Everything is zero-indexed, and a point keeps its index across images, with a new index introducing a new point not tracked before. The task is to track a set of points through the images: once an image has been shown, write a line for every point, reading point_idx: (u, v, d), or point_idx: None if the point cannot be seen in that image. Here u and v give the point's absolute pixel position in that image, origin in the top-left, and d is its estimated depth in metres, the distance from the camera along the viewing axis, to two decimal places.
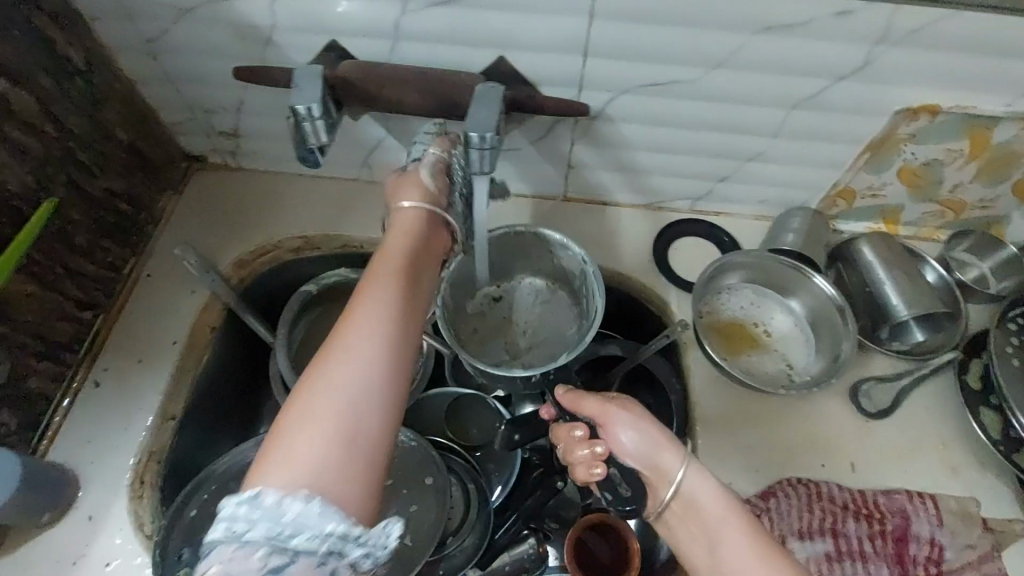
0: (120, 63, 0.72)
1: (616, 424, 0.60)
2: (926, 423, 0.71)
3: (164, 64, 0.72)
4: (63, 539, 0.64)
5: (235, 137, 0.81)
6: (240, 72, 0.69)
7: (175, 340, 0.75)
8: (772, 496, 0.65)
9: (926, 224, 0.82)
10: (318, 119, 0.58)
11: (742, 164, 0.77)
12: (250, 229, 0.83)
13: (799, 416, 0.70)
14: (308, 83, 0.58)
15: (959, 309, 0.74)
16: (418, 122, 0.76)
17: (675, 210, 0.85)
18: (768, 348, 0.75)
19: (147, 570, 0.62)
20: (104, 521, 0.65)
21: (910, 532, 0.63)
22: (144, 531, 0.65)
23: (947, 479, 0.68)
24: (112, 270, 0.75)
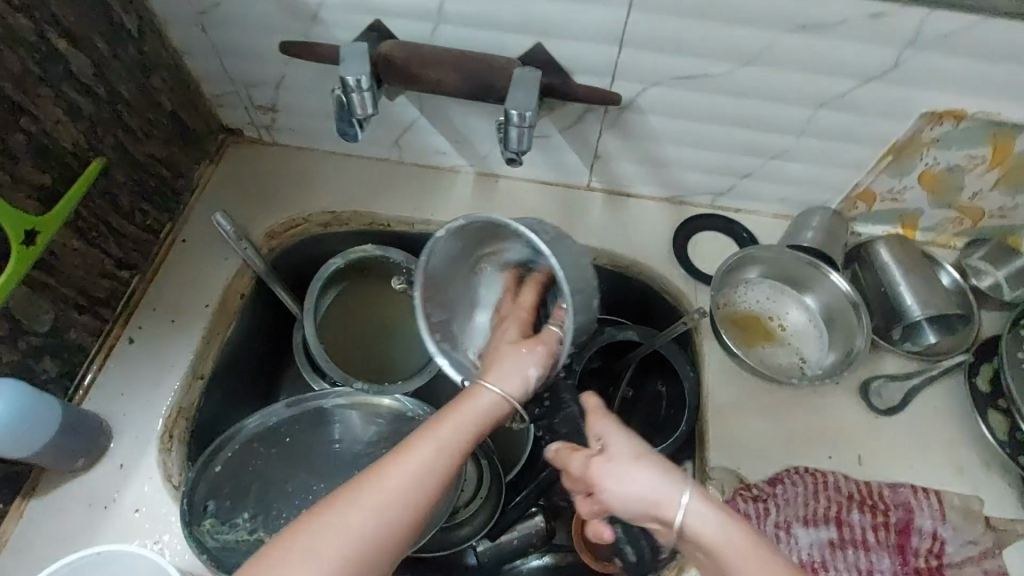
0: (169, 33, 0.75)
1: (604, 480, 0.52)
2: (935, 423, 0.72)
3: (211, 37, 0.75)
4: (96, 485, 0.67)
5: (273, 112, 0.84)
6: (285, 47, 0.72)
7: (207, 303, 0.77)
8: (779, 483, 0.67)
9: (943, 231, 0.83)
10: (366, 91, 0.60)
11: (766, 162, 0.78)
12: (282, 202, 0.85)
13: (810, 410, 0.72)
14: (357, 60, 0.60)
15: (973, 313, 0.75)
16: (452, 104, 0.78)
17: (696, 205, 0.87)
18: (782, 342, 0.77)
19: (173, 519, 0.65)
20: (134, 471, 0.67)
21: (913, 525, 0.65)
22: (172, 482, 0.68)
23: (953, 478, 0.69)
24: (149, 233, 0.78)
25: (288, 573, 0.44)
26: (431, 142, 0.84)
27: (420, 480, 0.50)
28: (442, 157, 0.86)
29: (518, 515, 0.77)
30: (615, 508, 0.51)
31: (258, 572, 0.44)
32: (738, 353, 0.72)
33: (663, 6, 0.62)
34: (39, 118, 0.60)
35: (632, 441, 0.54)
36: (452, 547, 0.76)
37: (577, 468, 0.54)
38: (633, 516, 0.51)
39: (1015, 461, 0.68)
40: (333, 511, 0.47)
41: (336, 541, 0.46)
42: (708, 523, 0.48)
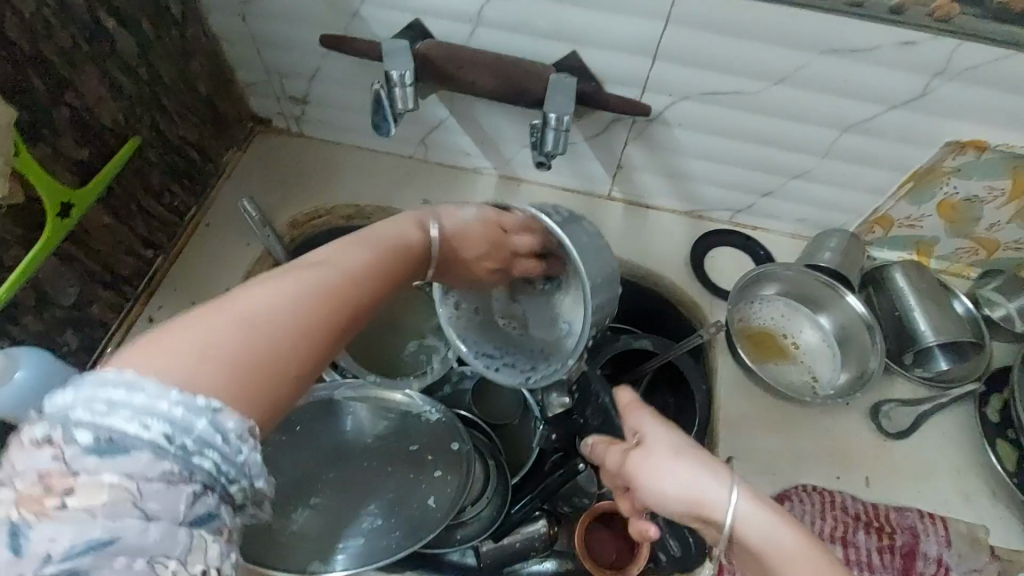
0: (210, 20, 0.76)
1: (643, 477, 0.51)
2: (943, 449, 0.73)
3: (251, 26, 0.76)
4: None
5: (304, 104, 0.85)
6: (326, 39, 0.73)
7: (228, 287, 0.78)
8: (787, 500, 0.67)
9: (957, 260, 0.84)
10: (408, 86, 0.63)
11: (786, 181, 0.79)
12: (305, 193, 0.86)
13: (819, 428, 0.73)
14: (401, 59, 0.63)
15: (986, 341, 0.75)
16: (482, 105, 0.79)
17: (714, 220, 0.88)
18: (795, 359, 0.78)
19: None
20: None
21: (919, 549, 0.65)
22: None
23: (958, 505, 0.70)
24: (175, 214, 0.79)
25: (228, 345, 0.36)
26: (457, 142, 0.85)
27: (382, 251, 0.49)
28: (466, 158, 0.87)
29: (521, 517, 0.77)
30: (653, 505, 0.51)
31: (147, 360, 0.34)
32: (751, 368, 0.73)
33: (700, 21, 0.64)
34: (82, 93, 0.61)
35: (673, 435, 0.52)
36: (456, 545, 0.76)
37: (619, 462, 0.54)
38: (671, 515, 0.50)
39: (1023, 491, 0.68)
40: (335, 251, 0.46)
41: (345, 276, 0.44)
42: (761, 529, 0.46)
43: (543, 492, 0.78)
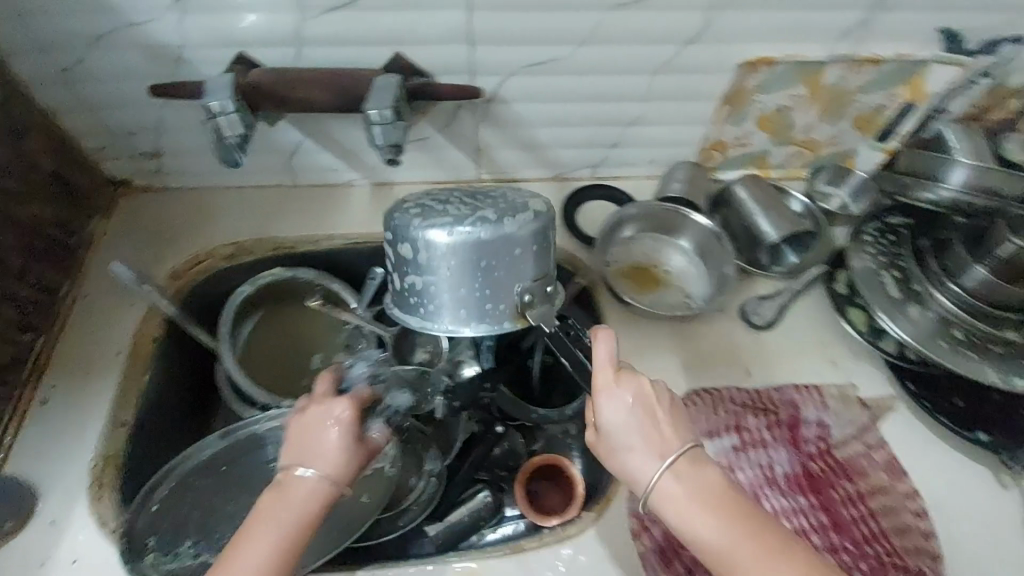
0: (37, 95, 0.77)
1: (616, 458, 0.55)
2: (807, 328, 0.83)
3: (81, 91, 0.76)
4: (27, 545, 0.66)
5: (157, 156, 0.86)
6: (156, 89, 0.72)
7: (119, 350, 0.78)
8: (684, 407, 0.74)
9: (792, 166, 0.94)
10: (232, 114, 0.66)
11: (626, 130, 0.87)
12: (181, 242, 0.86)
13: (701, 338, 0.81)
14: (222, 92, 0.66)
15: (820, 227, 0.87)
16: (332, 120, 0.83)
17: (579, 180, 0.95)
18: (669, 284, 0.85)
19: (113, 559, 0.66)
20: (67, 523, 0.67)
21: (801, 418, 0.74)
22: (108, 527, 0.68)
23: (831, 372, 0.79)
24: (47, 293, 0.78)
25: None
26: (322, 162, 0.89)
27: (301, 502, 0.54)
28: (334, 175, 0.90)
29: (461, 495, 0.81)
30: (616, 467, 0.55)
31: None
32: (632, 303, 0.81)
33: (505, 4, 0.70)
34: None
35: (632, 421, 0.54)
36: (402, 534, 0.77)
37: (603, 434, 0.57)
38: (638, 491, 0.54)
39: (876, 346, 0.79)
40: None
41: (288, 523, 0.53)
42: (696, 511, 0.50)
43: (475, 460, 0.84)
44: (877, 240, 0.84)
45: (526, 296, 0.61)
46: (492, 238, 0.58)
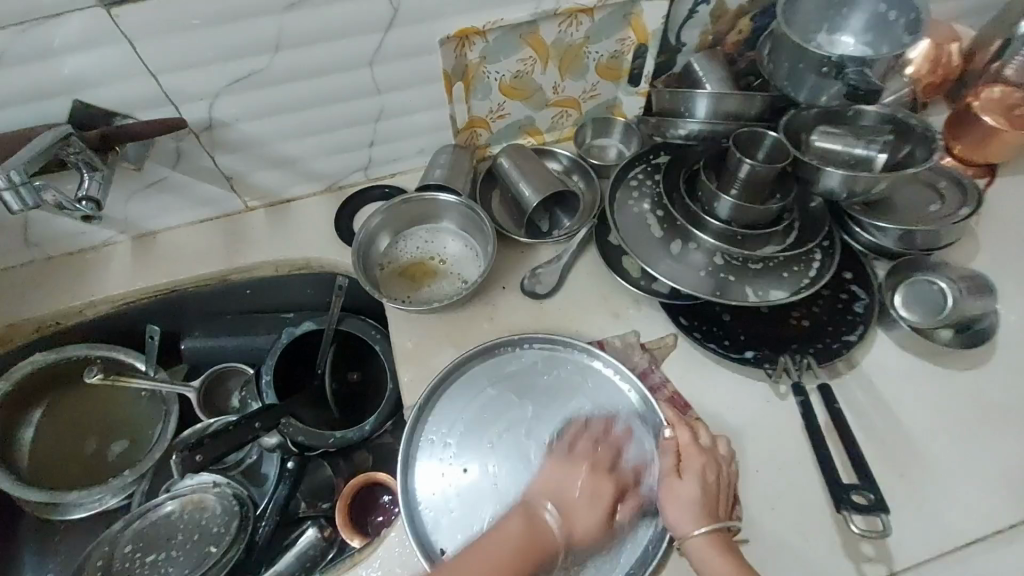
0: (46, 100, 0.65)
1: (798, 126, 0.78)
2: (925, 407, 0.69)
3: (126, 111, 0.69)
4: (169, 515, 0.75)
5: (230, 179, 0.81)
6: (126, 132, 0.67)
7: (207, 344, 0.88)
8: (754, 523, 0.63)
9: (939, 212, 0.75)
10: (20, 183, 0.56)
11: (738, 165, 0.72)
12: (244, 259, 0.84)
13: (787, 415, 0.69)
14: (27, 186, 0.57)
15: (931, 267, 0.75)
16: (426, 198, 0.79)
17: (673, 191, 0.78)
18: (760, 328, 0.73)
19: (196, 539, 0.73)
20: (185, 503, 0.76)
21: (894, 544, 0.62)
22: (200, 511, 0.75)
23: (951, 464, 0.66)
24: (148, 309, 0.85)
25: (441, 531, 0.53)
26: (382, 169, 0.88)
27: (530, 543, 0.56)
28: (391, 180, 0.89)
29: None
30: (794, 124, 0.78)
31: None
32: (705, 346, 0.71)
33: None
34: None
35: (813, 118, 0.78)
36: None
37: (697, 489, 0.59)
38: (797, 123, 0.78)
39: (982, 430, 0.68)
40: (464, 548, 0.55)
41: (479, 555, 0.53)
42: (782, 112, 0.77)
43: None
44: (980, 321, 0.73)
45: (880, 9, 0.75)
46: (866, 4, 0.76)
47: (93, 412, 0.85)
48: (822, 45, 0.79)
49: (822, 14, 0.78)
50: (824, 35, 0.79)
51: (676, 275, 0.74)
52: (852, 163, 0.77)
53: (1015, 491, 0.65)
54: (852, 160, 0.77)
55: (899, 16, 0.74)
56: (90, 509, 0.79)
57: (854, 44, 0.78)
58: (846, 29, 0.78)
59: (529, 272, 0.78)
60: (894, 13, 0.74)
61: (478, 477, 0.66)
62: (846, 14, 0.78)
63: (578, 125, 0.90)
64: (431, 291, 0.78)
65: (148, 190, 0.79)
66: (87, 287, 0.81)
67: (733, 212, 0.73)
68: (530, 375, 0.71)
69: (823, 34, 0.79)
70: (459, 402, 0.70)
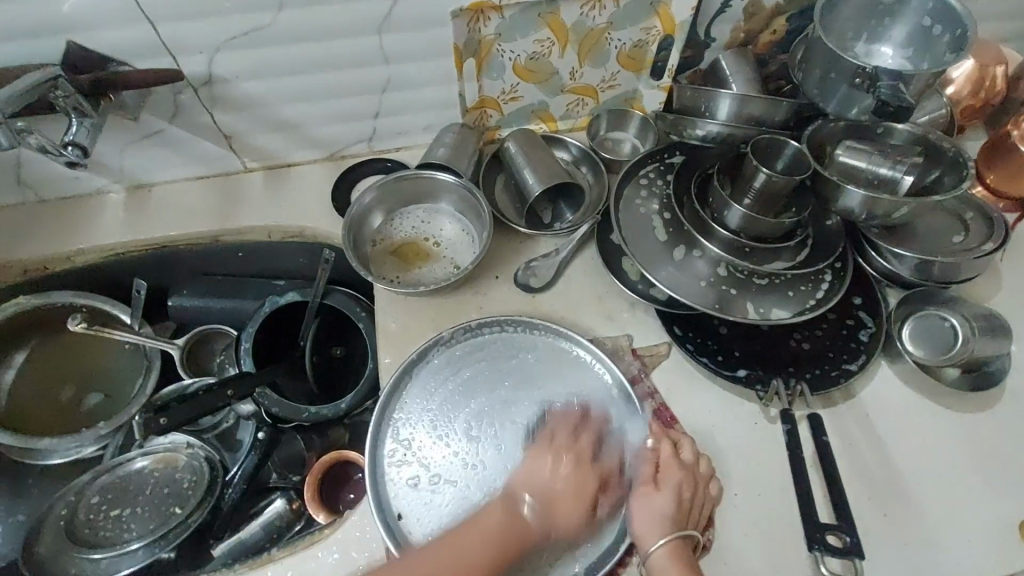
0: (41, 37, 0.63)
1: (822, 138, 0.73)
2: (919, 445, 0.66)
3: (123, 57, 0.67)
4: (138, 472, 0.75)
5: (228, 137, 0.79)
6: (120, 79, 0.65)
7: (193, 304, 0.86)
8: (725, 549, 0.60)
9: (960, 243, 0.71)
10: None
11: (753, 174, 0.68)
12: (237, 221, 0.82)
13: (773, 440, 0.66)
14: None
15: (945, 301, 0.71)
16: (426, 175, 0.76)
17: (682, 195, 0.74)
18: (757, 346, 0.70)
19: (162, 498, 0.72)
20: (155, 461, 0.76)
21: None
22: (169, 471, 0.75)
23: (939, 508, 0.63)
24: (137, 262, 0.84)
25: None
26: (386, 142, 0.85)
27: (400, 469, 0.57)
28: (394, 154, 0.86)
29: None
30: (819, 136, 0.73)
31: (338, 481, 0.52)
32: (697, 359, 0.68)
33: None
34: None
35: (838, 131, 0.74)
36: None
37: (670, 505, 0.57)
38: (823, 136, 0.73)
39: (977, 476, 0.65)
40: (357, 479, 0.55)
41: None
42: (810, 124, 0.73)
43: None
44: (988, 363, 0.69)
45: (925, 21, 0.70)
46: (911, 15, 0.71)
47: (76, 361, 0.85)
48: (858, 54, 0.75)
49: (863, 21, 0.74)
50: (862, 43, 0.75)
51: (675, 282, 0.71)
52: (878, 183, 0.72)
53: (1004, 543, 0.62)
54: (879, 181, 0.72)
55: (945, 31, 0.69)
56: (64, 456, 0.78)
57: (893, 55, 0.74)
58: (887, 39, 0.74)
59: (524, 263, 0.75)
60: (940, 28, 0.69)
61: (449, 456, 0.64)
62: (888, 23, 0.73)
63: (593, 115, 0.86)
64: (422, 274, 0.76)
65: (144, 141, 0.77)
66: (75, 234, 0.80)
67: (742, 222, 0.69)
68: (519, 362, 0.69)
69: (860, 43, 0.75)
70: (436, 381, 0.68)
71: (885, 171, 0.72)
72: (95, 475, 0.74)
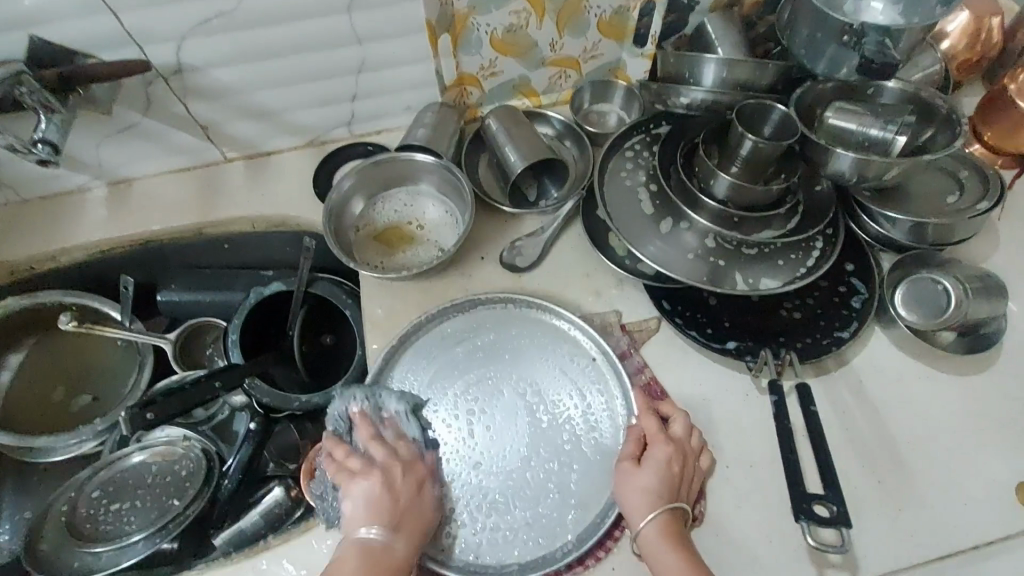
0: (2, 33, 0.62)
1: (811, 101, 0.71)
2: (913, 410, 0.65)
3: (88, 49, 0.65)
4: (136, 466, 0.76)
5: (205, 127, 0.78)
6: (87, 73, 0.64)
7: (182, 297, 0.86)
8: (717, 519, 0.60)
9: (956, 203, 0.69)
10: None
11: (739, 141, 0.66)
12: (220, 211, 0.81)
13: (764, 411, 0.65)
14: None
15: (940, 264, 0.69)
16: (405, 157, 0.75)
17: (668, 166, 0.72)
18: (746, 316, 0.69)
19: (161, 490, 0.73)
20: (153, 455, 0.76)
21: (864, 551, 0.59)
22: (167, 464, 0.75)
23: (933, 472, 0.62)
24: (124, 258, 0.83)
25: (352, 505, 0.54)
26: (365, 125, 0.83)
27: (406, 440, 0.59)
28: (375, 137, 0.85)
29: None
30: (807, 98, 0.71)
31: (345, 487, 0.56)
32: (686, 333, 0.67)
33: None
34: None
35: (827, 93, 0.71)
36: None
37: (657, 480, 0.56)
38: (811, 98, 0.71)
39: (972, 438, 0.64)
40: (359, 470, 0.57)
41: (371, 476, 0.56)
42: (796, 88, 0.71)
43: None
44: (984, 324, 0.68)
45: None
46: None
47: (70, 359, 0.85)
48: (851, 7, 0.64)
49: None
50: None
51: (662, 255, 0.69)
52: (870, 144, 0.70)
53: (999, 504, 0.61)
54: (872, 142, 0.70)
55: None
56: (65, 452, 0.78)
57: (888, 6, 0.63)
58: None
59: (509, 243, 0.74)
60: None
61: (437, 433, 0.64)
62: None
63: (575, 88, 0.84)
64: (407, 258, 0.75)
65: (120, 135, 0.76)
66: (59, 232, 0.79)
67: (728, 191, 0.67)
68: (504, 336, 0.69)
69: None
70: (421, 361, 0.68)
71: (878, 132, 0.69)
72: (94, 471, 0.75)
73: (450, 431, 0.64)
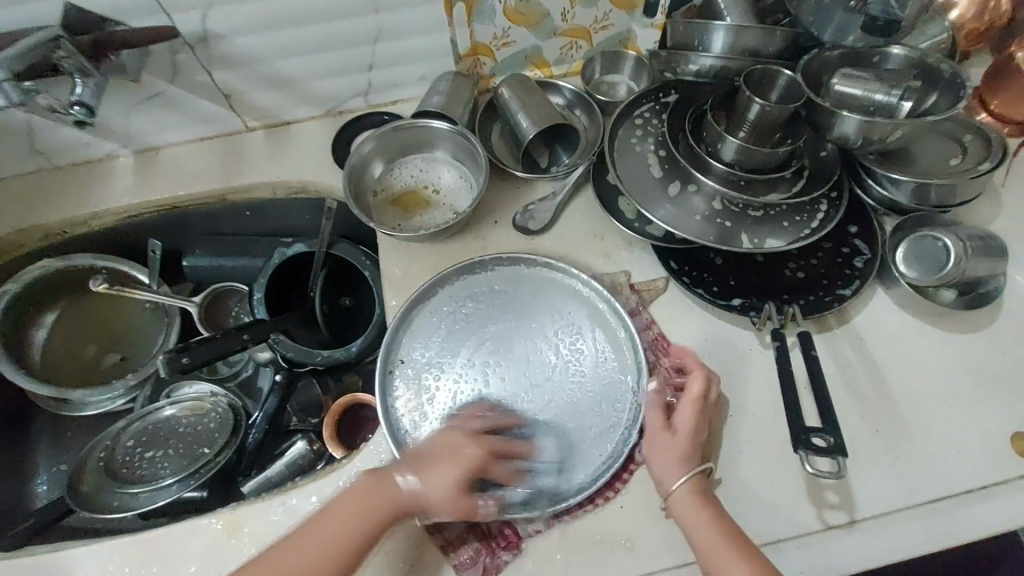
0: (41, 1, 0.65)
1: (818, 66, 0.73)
2: (913, 365, 0.68)
3: (121, 18, 0.68)
4: (166, 419, 0.79)
5: (229, 96, 0.81)
6: (120, 41, 0.67)
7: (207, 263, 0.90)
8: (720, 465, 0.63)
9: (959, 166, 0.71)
10: None
11: (747, 105, 0.68)
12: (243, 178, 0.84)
13: (769, 364, 0.68)
14: None
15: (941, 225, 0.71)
16: (420, 123, 0.77)
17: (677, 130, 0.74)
18: (752, 275, 0.71)
19: (190, 441, 0.77)
20: (181, 409, 0.80)
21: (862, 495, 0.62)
22: (194, 417, 0.79)
23: (930, 423, 0.65)
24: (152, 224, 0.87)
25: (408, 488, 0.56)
26: (382, 95, 0.86)
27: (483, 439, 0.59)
28: (392, 107, 0.87)
29: None
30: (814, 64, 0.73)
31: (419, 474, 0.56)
32: (692, 291, 0.70)
33: None
34: None
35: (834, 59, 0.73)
36: None
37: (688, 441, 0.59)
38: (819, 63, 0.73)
39: (969, 392, 0.66)
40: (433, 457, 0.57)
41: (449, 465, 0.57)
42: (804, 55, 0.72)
43: None
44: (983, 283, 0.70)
45: None
46: None
47: (101, 321, 0.89)
48: None
49: None
50: None
51: (670, 216, 0.72)
52: (877, 109, 0.71)
53: (994, 453, 0.64)
54: (878, 105, 0.71)
55: None
56: (100, 407, 0.83)
57: None
58: None
59: (521, 206, 0.77)
60: None
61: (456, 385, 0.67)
62: None
63: (587, 59, 0.86)
64: (423, 221, 0.78)
65: (148, 103, 0.79)
66: (90, 197, 0.83)
67: (736, 153, 0.69)
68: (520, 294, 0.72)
69: None
70: (440, 317, 0.70)
71: (884, 96, 0.71)
72: (127, 423, 0.79)
73: (466, 383, 0.68)
